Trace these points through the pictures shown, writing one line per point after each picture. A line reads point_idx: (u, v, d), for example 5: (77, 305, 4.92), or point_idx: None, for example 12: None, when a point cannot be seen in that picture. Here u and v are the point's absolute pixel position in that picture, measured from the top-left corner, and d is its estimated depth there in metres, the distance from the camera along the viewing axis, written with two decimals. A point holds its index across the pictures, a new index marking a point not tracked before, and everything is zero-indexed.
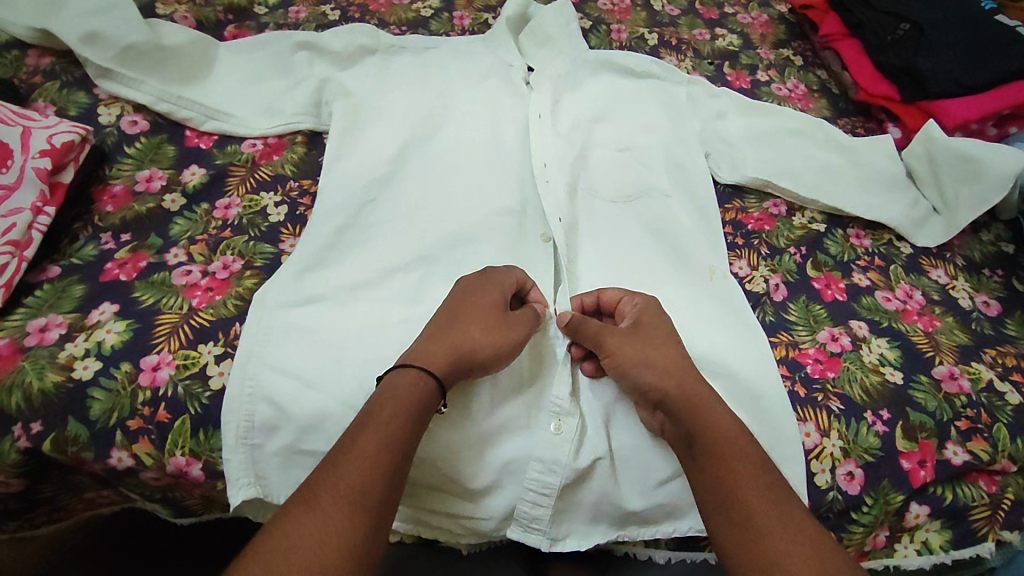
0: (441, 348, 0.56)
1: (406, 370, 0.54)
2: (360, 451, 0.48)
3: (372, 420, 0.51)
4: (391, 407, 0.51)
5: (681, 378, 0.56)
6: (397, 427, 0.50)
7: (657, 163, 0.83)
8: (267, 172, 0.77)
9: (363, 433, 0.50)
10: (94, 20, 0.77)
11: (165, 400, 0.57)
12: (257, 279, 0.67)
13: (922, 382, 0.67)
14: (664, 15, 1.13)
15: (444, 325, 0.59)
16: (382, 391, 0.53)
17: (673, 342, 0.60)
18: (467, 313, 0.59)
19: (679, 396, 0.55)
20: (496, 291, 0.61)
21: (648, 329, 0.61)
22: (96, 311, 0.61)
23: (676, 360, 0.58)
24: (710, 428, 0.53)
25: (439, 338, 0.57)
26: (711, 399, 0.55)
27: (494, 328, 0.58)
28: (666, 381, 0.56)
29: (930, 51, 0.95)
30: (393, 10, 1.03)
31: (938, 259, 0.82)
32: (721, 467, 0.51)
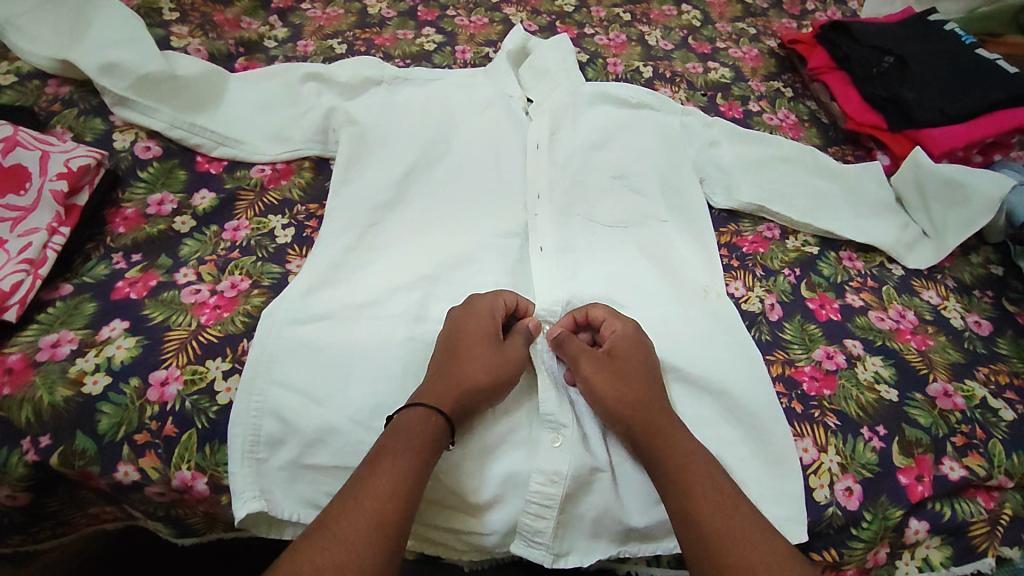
0: (443, 388, 0.58)
1: (416, 411, 0.55)
2: (381, 476, 0.50)
3: (386, 449, 0.52)
4: (408, 437, 0.53)
5: (644, 412, 0.59)
6: (414, 455, 0.52)
7: (652, 191, 0.86)
8: (274, 196, 0.80)
9: (381, 461, 0.51)
10: (113, 52, 0.80)
11: (172, 415, 0.58)
12: (265, 298, 0.68)
13: (918, 400, 0.68)
14: (659, 50, 1.18)
15: (443, 365, 0.60)
16: (394, 427, 0.54)
17: (648, 376, 0.62)
18: (464, 351, 0.61)
19: (641, 428, 0.58)
20: (487, 325, 0.63)
21: (623, 361, 0.62)
22: (107, 328, 0.62)
23: (645, 394, 0.60)
24: (670, 455, 0.56)
25: (443, 378, 0.59)
26: (674, 432, 0.58)
27: (492, 364, 0.60)
28: (628, 415, 0.59)
29: (915, 83, 0.99)
30: (398, 45, 1.07)
31: (929, 280, 0.84)
32: (679, 488, 0.54)
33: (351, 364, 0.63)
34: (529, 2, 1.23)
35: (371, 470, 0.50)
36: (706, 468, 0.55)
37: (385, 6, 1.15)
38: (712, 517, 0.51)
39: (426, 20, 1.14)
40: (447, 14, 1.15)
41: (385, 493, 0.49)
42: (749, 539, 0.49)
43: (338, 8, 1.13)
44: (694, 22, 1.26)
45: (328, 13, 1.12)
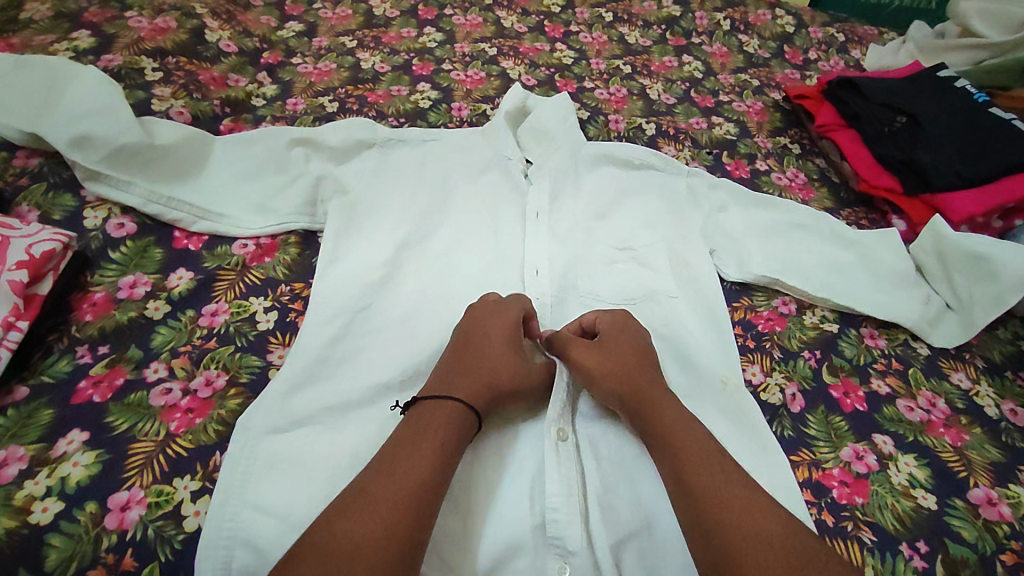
0: (466, 384, 0.59)
1: (445, 401, 0.56)
2: (408, 466, 0.50)
3: (414, 438, 0.53)
4: (447, 424, 0.54)
5: (632, 380, 0.61)
6: (438, 444, 0.53)
7: (661, 264, 0.81)
8: (257, 275, 0.74)
9: (405, 446, 0.52)
10: (86, 123, 0.75)
11: (133, 546, 0.52)
12: (242, 399, 0.63)
13: (958, 508, 0.63)
14: (661, 104, 1.14)
15: (471, 364, 0.61)
16: (419, 415, 0.55)
17: (638, 353, 0.64)
18: (484, 354, 0.62)
19: (631, 398, 0.59)
20: (511, 326, 0.65)
21: (612, 343, 0.64)
22: (63, 441, 0.56)
23: (635, 366, 0.62)
24: (656, 418, 0.57)
25: (474, 375, 0.60)
26: (662, 398, 0.59)
27: (510, 366, 0.62)
28: (615, 382, 0.60)
29: (929, 144, 0.95)
30: (391, 102, 1.03)
31: (958, 360, 0.79)
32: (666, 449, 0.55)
33: (336, 481, 0.58)
34: (527, 54, 1.19)
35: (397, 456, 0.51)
36: (689, 431, 0.55)
37: (378, 59, 1.11)
38: (696, 473, 0.52)
39: (420, 75, 1.10)
40: (442, 68, 1.12)
41: (414, 473, 0.50)
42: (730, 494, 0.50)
43: (330, 63, 1.09)
44: (696, 74, 1.23)
45: (320, 68, 1.08)
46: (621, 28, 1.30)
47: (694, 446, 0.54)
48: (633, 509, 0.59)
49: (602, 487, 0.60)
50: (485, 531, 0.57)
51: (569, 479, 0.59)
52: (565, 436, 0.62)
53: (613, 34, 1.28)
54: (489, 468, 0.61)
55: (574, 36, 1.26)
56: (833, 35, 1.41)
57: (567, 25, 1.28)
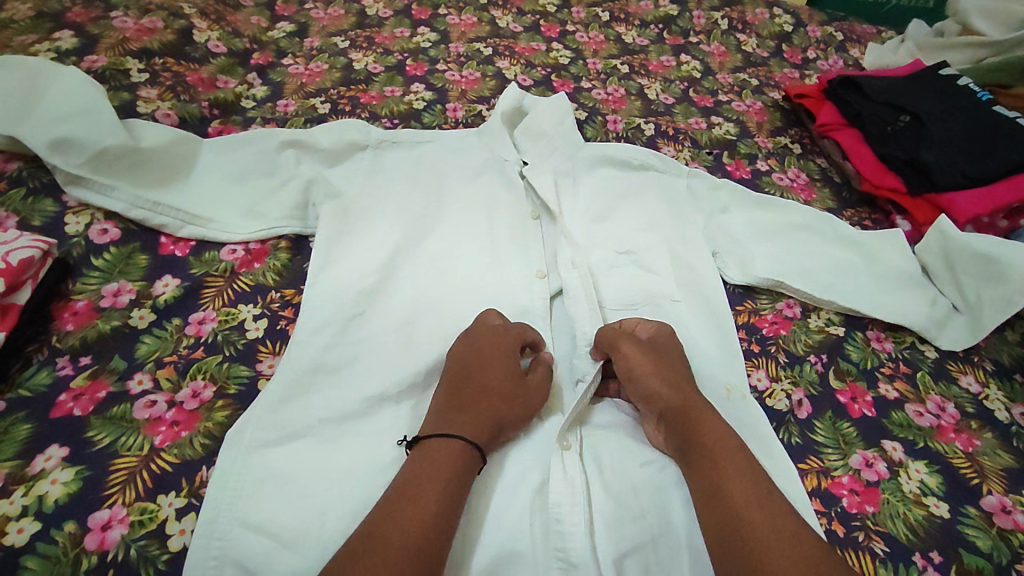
0: (476, 420, 0.56)
1: (445, 444, 0.54)
2: (413, 514, 0.48)
3: (426, 476, 0.51)
4: (449, 468, 0.52)
5: (688, 396, 0.59)
6: (445, 492, 0.50)
7: (663, 266, 0.79)
8: (246, 282, 0.72)
9: (421, 477, 0.51)
10: (68, 126, 0.73)
11: (114, 567, 0.49)
12: (230, 411, 0.60)
13: (972, 516, 0.61)
14: (659, 104, 1.12)
15: (470, 399, 0.58)
16: (425, 454, 0.53)
17: (684, 370, 0.63)
18: (492, 386, 0.59)
19: (679, 411, 0.58)
20: (510, 358, 0.62)
21: (670, 357, 0.63)
22: (41, 457, 0.54)
23: (688, 386, 0.60)
24: (704, 431, 0.56)
25: (472, 411, 0.57)
26: (710, 415, 0.57)
27: (517, 398, 0.60)
28: (673, 396, 0.59)
29: (933, 143, 0.93)
30: (385, 103, 1.01)
31: (966, 363, 0.77)
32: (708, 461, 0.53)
33: (329, 496, 0.55)
34: (523, 54, 1.17)
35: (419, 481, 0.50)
36: (732, 447, 0.54)
37: (371, 60, 1.09)
38: (733, 488, 0.51)
39: (414, 75, 1.07)
40: (437, 68, 1.09)
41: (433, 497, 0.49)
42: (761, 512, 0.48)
43: (322, 64, 1.07)
44: (694, 73, 1.21)
45: (311, 68, 1.05)
46: (618, 27, 1.29)
47: (735, 464, 0.52)
48: (639, 521, 0.56)
49: (606, 497, 0.58)
50: (486, 546, 0.54)
51: (572, 487, 0.57)
52: (568, 444, 0.60)
53: (609, 34, 1.26)
54: (488, 479, 0.58)
55: (570, 36, 1.24)
56: (832, 34, 1.39)
57: (563, 25, 1.26)
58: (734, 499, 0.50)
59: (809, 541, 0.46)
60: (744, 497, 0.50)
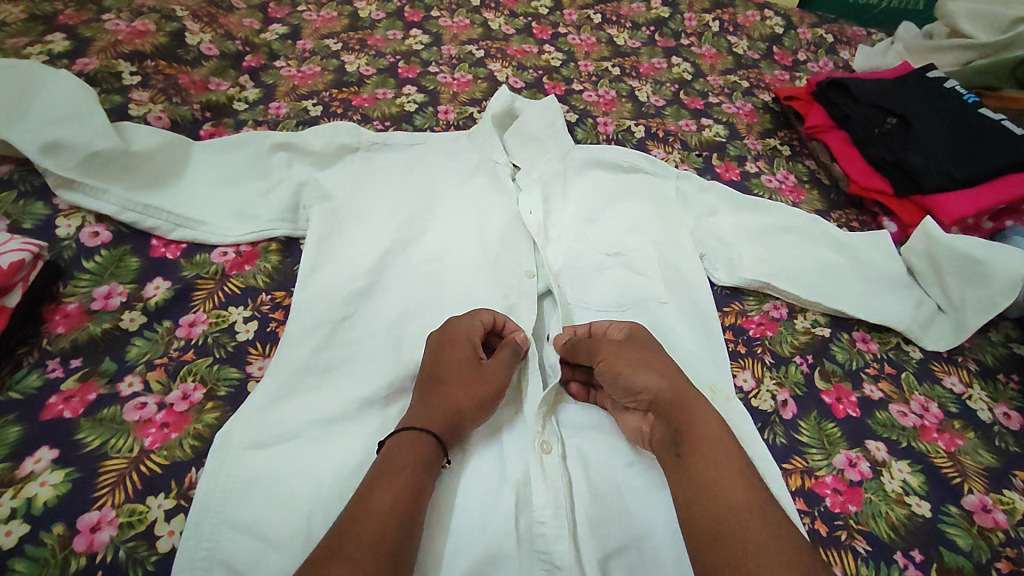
0: (431, 412, 0.57)
1: (393, 437, 0.55)
2: (377, 508, 0.49)
3: (383, 472, 0.52)
4: (398, 459, 0.53)
5: (673, 382, 0.58)
6: (405, 484, 0.51)
7: (650, 268, 0.80)
8: (236, 284, 0.72)
9: (383, 473, 0.51)
10: (59, 130, 0.73)
11: (104, 568, 0.50)
12: (220, 413, 0.61)
13: (953, 515, 0.62)
14: (650, 106, 1.13)
15: (423, 393, 0.60)
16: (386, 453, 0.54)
17: (665, 359, 0.62)
18: (446, 377, 0.60)
19: (668, 401, 0.57)
20: (464, 346, 0.63)
21: (648, 348, 0.63)
22: (31, 459, 0.54)
23: (672, 373, 0.60)
24: (697, 424, 0.55)
25: (423, 404, 0.58)
26: (699, 404, 0.57)
27: (473, 385, 0.60)
28: (660, 382, 0.58)
29: (920, 146, 0.95)
30: (376, 105, 1.01)
31: (950, 363, 0.78)
32: (704, 457, 0.53)
33: (317, 497, 0.56)
34: (515, 57, 1.18)
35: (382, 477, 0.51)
36: (727, 443, 0.54)
37: (363, 62, 1.09)
38: (729, 489, 0.50)
39: (406, 78, 1.08)
40: (429, 71, 1.10)
41: (399, 493, 0.50)
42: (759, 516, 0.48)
43: (314, 66, 1.07)
44: (685, 75, 1.22)
45: (304, 71, 1.06)
46: (610, 30, 1.29)
47: (732, 463, 0.52)
48: (623, 524, 0.57)
49: (591, 498, 0.58)
50: (472, 549, 0.54)
51: (556, 489, 0.58)
52: (549, 448, 0.60)
53: (601, 36, 1.27)
54: (471, 483, 0.58)
55: (562, 38, 1.25)
56: (822, 36, 1.40)
57: (555, 27, 1.27)
58: (731, 501, 0.49)
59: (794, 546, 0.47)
60: (742, 498, 0.50)
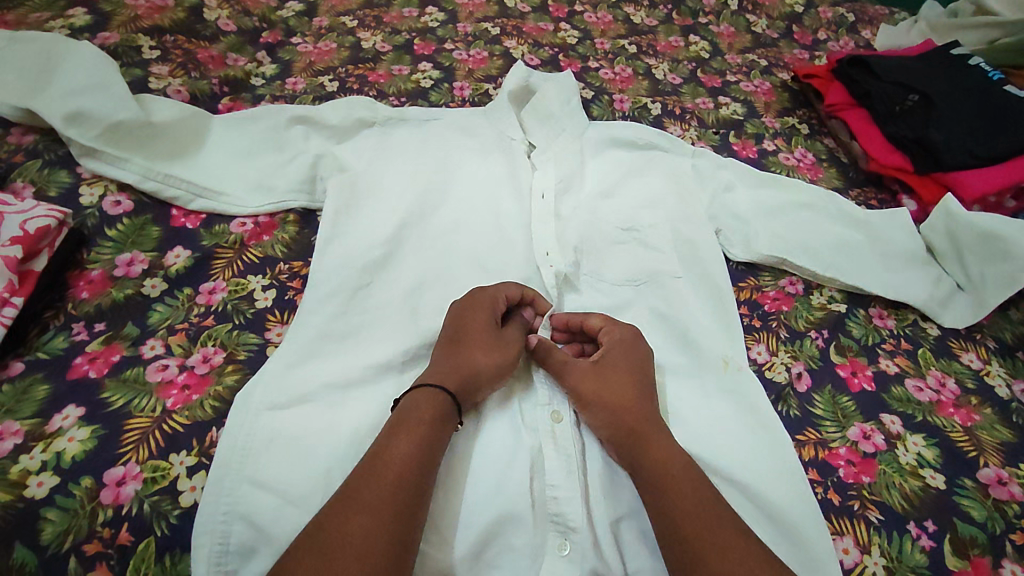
0: (450, 373, 0.58)
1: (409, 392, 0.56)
2: (404, 441, 0.51)
3: (403, 426, 0.52)
4: (416, 413, 0.53)
5: (625, 413, 0.57)
6: (423, 437, 0.52)
7: (664, 244, 0.79)
8: (255, 253, 0.73)
9: (405, 420, 0.53)
10: (81, 99, 0.74)
11: (129, 520, 0.52)
12: (239, 375, 0.62)
13: (968, 488, 0.62)
14: (666, 84, 1.12)
15: (442, 353, 0.60)
16: (405, 408, 0.54)
17: (633, 376, 0.60)
18: (466, 343, 0.60)
19: (622, 430, 0.56)
20: (485, 312, 0.63)
21: (613, 363, 0.61)
22: (59, 416, 0.56)
23: (628, 395, 0.58)
24: (649, 451, 0.54)
25: (441, 365, 0.59)
26: (653, 429, 0.56)
27: (492, 350, 0.60)
28: (610, 418, 0.57)
29: (942, 123, 0.94)
30: (392, 81, 1.01)
31: (968, 340, 0.77)
32: (657, 485, 0.52)
33: (335, 457, 0.57)
34: (530, 34, 1.17)
35: (406, 419, 0.53)
36: (683, 472, 0.53)
37: (379, 39, 1.09)
38: (683, 510, 0.50)
39: (422, 55, 1.08)
40: (444, 48, 1.10)
41: (420, 430, 0.52)
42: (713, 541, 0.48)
43: (330, 43, 1.07)
44: (703, 54, 1.21)
45: (320, 47, 1.06)
46: (627, 8, 1.28)
47: (688, 486, 0.52)
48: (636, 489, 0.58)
49: (603, 465, 0.59)
50: (487, 509, 0.55)
51: (566, 455, 0.59)
52: (560, 417, 0.61)
53: (618, 14, 1.26)
54: (484, 447, 0.59)
55: (578, 16, 1.24)
56: (843, 15, 1.38)
57: (571, 5, 1.26)
58: (682, 525, 0.49)
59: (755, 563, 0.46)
60: (697, 520, 0.49)
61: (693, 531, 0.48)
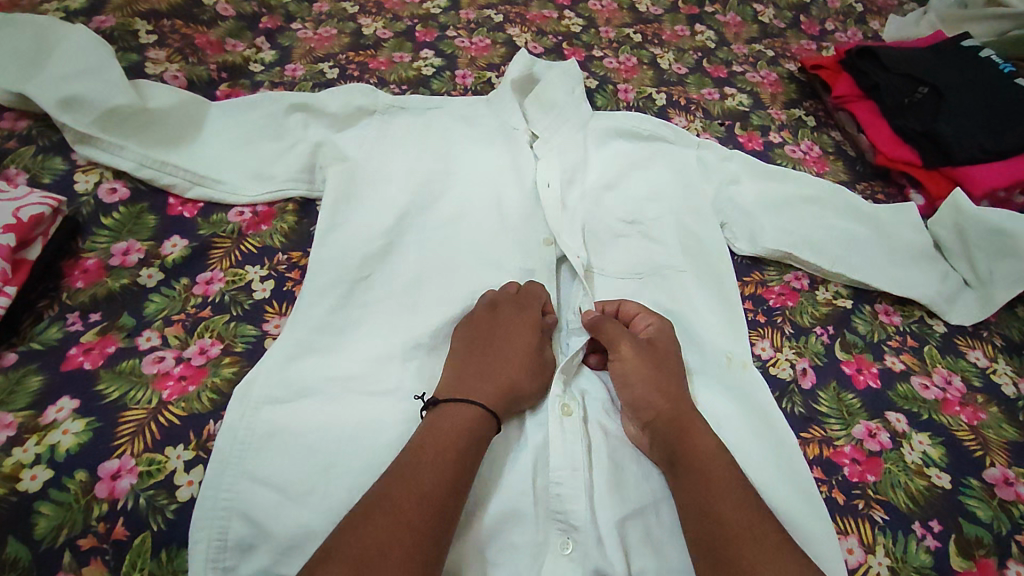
0: (493, 386, 0.57)
1: (454, 401, 0.55)
2: (451, 431, 0.52)
3: (448, 433, 0.52)
4: (459, 421, 0.53)
5: (673, 402, 0.58)
6: (463, 436, 0.52)
7: (670, 237, 0.78)
8: (253, 243, 0.72)
9: (449, 420, 0.53)
10: (75, 84, 0.73)
11: (125, 515, 0.51)
12: (237, 368, 0.61)
13: (974, 488, 0.61)
14: (672, 74, 1.10)
15: (482, 364, 0.59)
16: (450, 414, 0.54)
17: (678, 372, 0.62)
18: (508, 356, 0.60)
19: (670, 415, 0.57)
20: (529, 327, 0.63)
21: (664, 354, 0.63)
22: (53, 408, 0.55)
23: (674, 387, 0.60)
24: (695, 443, 0.54)
25: (481, 373, 0.58)
26: (699, 421, 0.57)
27: (534, 369, 0.61)
28: (659, 402, 0.58)
29: (951, 116, 0.93)
30: (393, 69, 1.00)
31: (975, 338, 0.76)
32: (698, 472, 0.53)
33: (334, 452, 0.56)
34: (534, 22, 1.15)
35: (446, 415, 0.53)
36: (727, 464, 0.53)
37: (380, 25, 1.07)
38: (729, 509, 0.49)
39: (424, 42, 1.06)
40: (447, 35, 1.08)
41: (464, 427, 0.53)
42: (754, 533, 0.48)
43: (331, 29, 1.05)
44: (709, 43, 1.19)
45: (320, 33, 1.04)
46: None
47: (733, 484, 0.51)
48: (640, 488, 0.57)
49: (609, 463, 0.58)
50: (488, 506, 0.55)
51: (570, 452, 0.58)
52: (570, 411, 0.60)
53: (623, 2, 1.24)
54: (489, 444, 0.58)
55: (582, 4, 1.21)
56: (851, 5, 1.35)
57: None
58: (723, 510, 0.49)
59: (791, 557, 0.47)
60: (743, 519, 0.49)
61: (733, 519, 0.49)
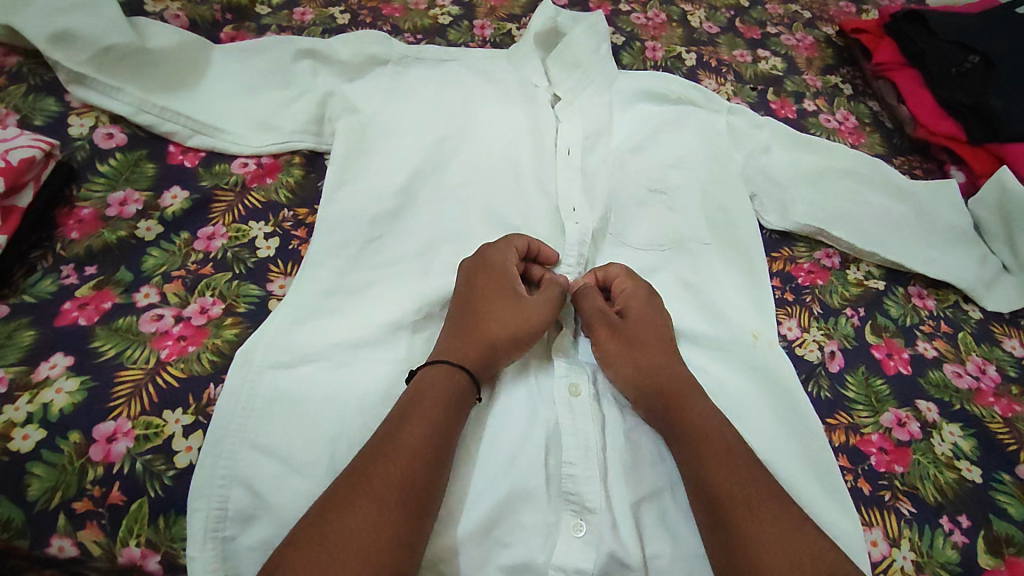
0: (466, 348, 0.54)
1: (422, 370, 0.52)
2: (429, 404, 0.49)
3: (417, 404, 0.49)
4: (431, 392, 0.50)
5: (659, 375, 0.55)
6: (435, 423, 0.48)
7: (694, 208, 0.74)
8: (258, 198, 0.68)
9: (418, 394, 0.50)
10: (67, 19, 0.68)
11: (120, 480, 0.49)
12: (239, 329, 0.58)
13: (1005, 483, 0.59)
14: (702, 33, 1.03)
15: (454, 327, 0.56)
16: (417, 389, 0.50)
17: (660, 339, 0.58)
18: (485, 314, 0.56)
19: (655, 383, 0.55)
20: (503, 282, 0.58)
21: (638, 322, 0.59)
22: (46, 365, 0.52)
23: (657, 358, 0.56)
24: (689, 417, 0.52)
25: (455, 337, 0.55)
26: (689, 393, 0.54)
27: (512, 321, 0.56)
28: (646, 379, 0.55)
29: (1003, 89, 0.87)
30: (408, 16, 0.93)
31: (1012, 326, 0.73)
32: (692, 449, 0.51)
33: (339, 422, 0.53)
34: None
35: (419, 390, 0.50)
36: (726, 440, 0.51)
37: None
38: (726, 483, 0.48)
39: None
40: None
41: (436, 398, 0.49)
42: (755, 512, 0.46)
43: None
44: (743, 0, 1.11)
45: None
46: None
47: (729, 456, 0.49)
48: (658, 469, 0.55)
49: (625, 446, 0.56)
50: (499, 484, 0.52)
51: (582, 432, 0.55)
52: (579, 391, 0.57)
53: None
54: (500, 420, 0.55)
55: None
56: None
57: None
58: (726, 489, 0.47)
59: (799, 538, 0.45)
60: (742, 490, 0.47)
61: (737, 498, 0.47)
